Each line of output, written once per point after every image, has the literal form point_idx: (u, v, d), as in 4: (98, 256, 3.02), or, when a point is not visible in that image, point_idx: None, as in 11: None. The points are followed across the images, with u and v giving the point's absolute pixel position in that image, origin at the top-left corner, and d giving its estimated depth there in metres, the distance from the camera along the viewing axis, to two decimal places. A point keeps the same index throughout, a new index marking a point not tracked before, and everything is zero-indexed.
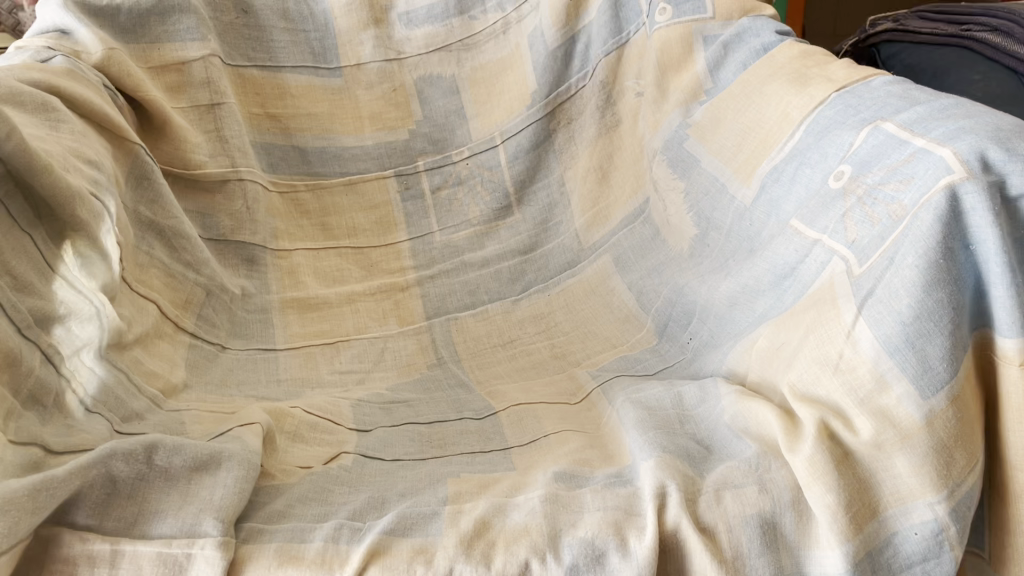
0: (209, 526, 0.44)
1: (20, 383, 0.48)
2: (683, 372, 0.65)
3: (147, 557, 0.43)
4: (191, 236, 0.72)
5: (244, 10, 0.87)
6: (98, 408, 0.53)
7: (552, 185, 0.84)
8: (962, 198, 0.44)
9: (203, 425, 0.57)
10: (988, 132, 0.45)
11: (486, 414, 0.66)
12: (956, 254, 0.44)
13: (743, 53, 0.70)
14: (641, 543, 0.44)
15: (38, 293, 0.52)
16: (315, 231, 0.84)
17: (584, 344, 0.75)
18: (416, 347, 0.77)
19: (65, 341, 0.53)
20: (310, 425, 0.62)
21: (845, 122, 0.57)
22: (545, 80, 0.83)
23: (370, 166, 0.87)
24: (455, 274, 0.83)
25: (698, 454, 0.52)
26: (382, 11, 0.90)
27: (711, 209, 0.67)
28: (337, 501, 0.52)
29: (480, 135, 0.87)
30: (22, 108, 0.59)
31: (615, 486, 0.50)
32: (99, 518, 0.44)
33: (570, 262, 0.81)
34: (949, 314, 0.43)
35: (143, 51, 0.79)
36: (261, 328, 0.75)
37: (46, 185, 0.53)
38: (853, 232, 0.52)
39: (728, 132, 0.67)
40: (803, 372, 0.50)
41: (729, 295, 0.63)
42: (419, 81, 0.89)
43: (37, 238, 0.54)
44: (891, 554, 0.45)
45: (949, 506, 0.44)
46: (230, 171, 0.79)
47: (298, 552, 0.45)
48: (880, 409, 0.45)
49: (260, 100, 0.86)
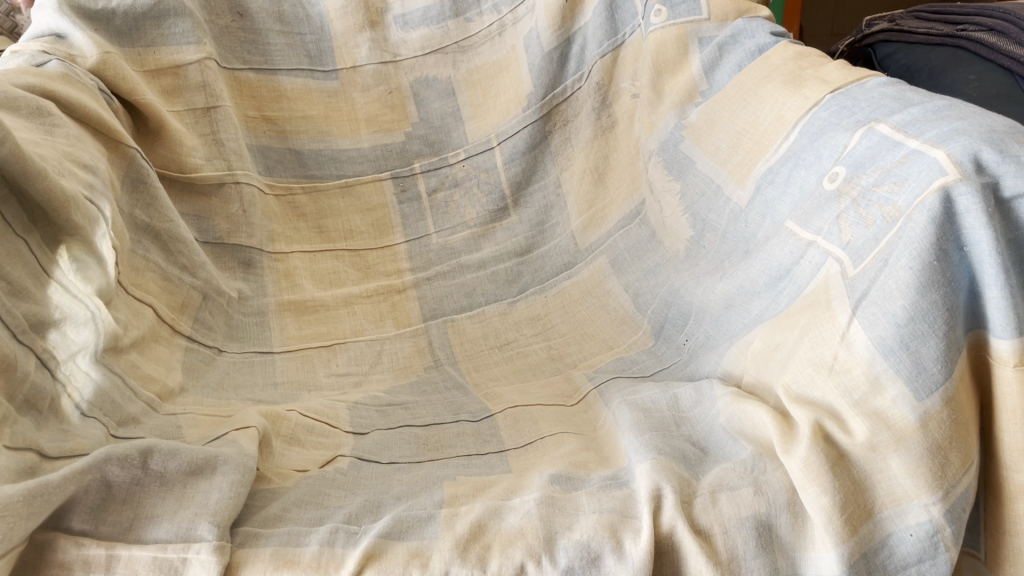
0: (204, 531, 0.44)
1: (16, 389, 0.48)
2: (680, 373, 0.65)
3: (142, 562, 0.43)
4: (188, 239, 0.72)
5: (240, 13, 0.87)
6: (93, 412, 0.53)
7: (548, 187, 0.84)
8: (956, 199, 0.44)
9: (200, 429, 0.57)
10: (983, 134, 0.45)
11: (483, 416, 0.66)
12: (950, 255, 0.44)
13: (738, 54, 0.70)
14: (636, 545, 0.44)
15: (32, 298, 0.52)
16: (312, 234, 0.84)
17: (581, 346, 0.75)
18: (412, 349, 0.77)
19: (61, 346, 0.53)
20: (307, 428, 0.62)
21: (840, 123, 0.57)
22: (541, 82, 0.83)
23: (366, 168, 0.87)
24: (451, 276, 0.83)
25: (693, 456, 0.52)
26: (378, 13, 0.90)
27: (707, 210, 0.67)
28: (333, 505, 0.52)
29: (476, 137, 0.87)
30: (16, 113, 0.59)
31: (611, 489, 0.50)
32: (95, 522, 0.44)
33: (566, 264, 0.81)
34: (943, 315, 0.43)
35: (138, 55, 0.79)
36: (258, 331, 0.75)
37: (40, 190, 0.53)
38: (848, 234, 0.52)
39: (724, 133, 0.67)
40: (798, 374, 0.50)
41: (725, 296, 0.63)
42: (415, 83, 0.89)
43: (32, 243, 0.54)
44: (886, 555, 0.45)
45: (944, 507, 0.44)
46: (226, 174, 0.79)
47: (294, 555, 0.45)
48: (875, 411, 0.45)
49: (256, 103, 0.86)
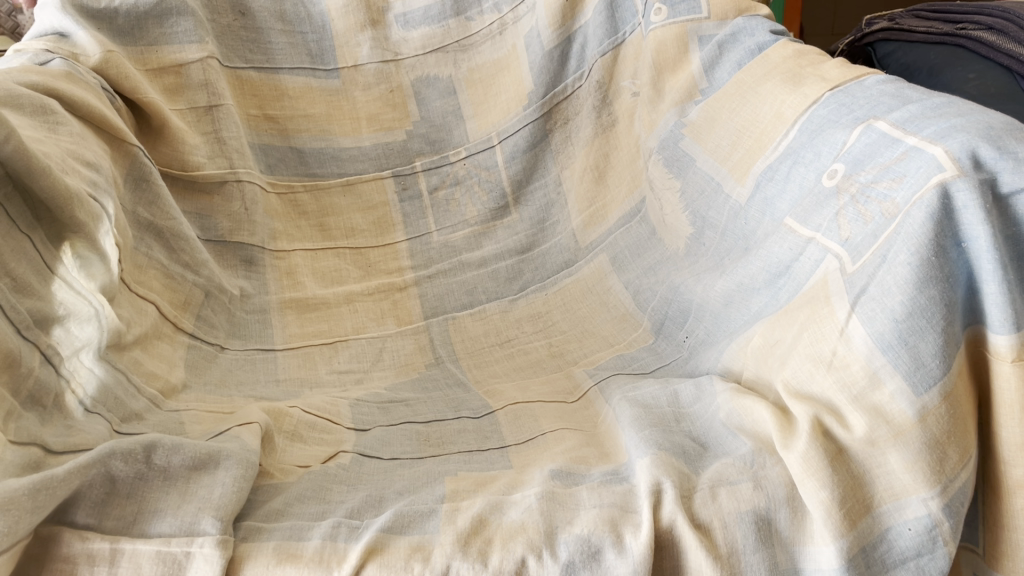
0: (208, 525, 0.45)
1: (20, 384, 0.48)
2: (680, 370, 0.66)
3: (146, 556, 0.44)
4: (190, 237, 0.72)
5: (242, 12, 0.88)
6: (97, 408, 0.53)
7: (548, 185, 0.85)
8: (954, 196, 0.44)
9: (203, 425, 0.58)
10: (980, 131, 0.46)
11: (484, 413, 0.66)
12: (948, 251, 0.44)
13: (738, 53, 0.70)
14: (637, 539, 0.45)
15: (37, 294, 0.53)
16: (313, 232, 0.84)
17: (581, 343, 0.76)
18: (414, 347, 0.78)
19: (65, 342, 0.54)
20: (309, 425, 0.62)
21: (838, 121, 0.57)
22: (541, 81, 0.83)
23: (367, 166, 0.87)
24: (452, 274, 0.83)
25: (693, 451, 0.52)
26: (379, 12, 0.90)
27: (707, 208, 0.68)
28: (335, 500, 0.52)
29: (477, 135, 0.87)
30: (21, 111, 0.60)
31: (611, 484, 0.50)
32: (99, 517, 0.45)
33: (567, 262, 0.82)
34: (941, 311, 0.44)
35: (141, 53, 0.80)
36: (259, 329, 0.75)
37: (45, 187, 0.53)
38: (847, 230, 0.52)
39: (724, 131, 0.67)
40: (798, 369, 0.50)
41: (725, 293, 0.63)
42: (416, 82, 0.89)
43: (36, 240, 0.55)
44: (885, 549, 0.45)
45: (943, 502, 0.44)
46: (228, 173, 0.79)
47: (297, 550, 0.45)
48: (874, 406, 0.46)
49: (258, 102, 0.87)
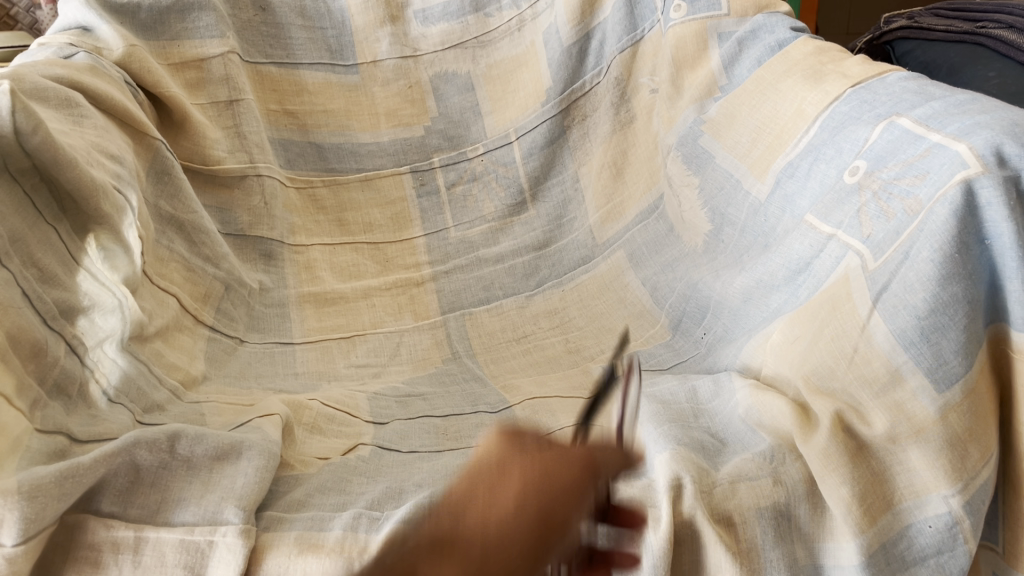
0: (231, 514, 0.45)
1: (47, 373, 0.49)
2: (697, 366, 0.66)
3: (170, 545, 0.44)
4: (211, 231, 0.73)
5: (262, 7, 0.88)
6: (120, 398, 0.54)
7: (565, 182, 0.85)
8: (979, 193, 0.44)
9: (223, 417, 0.58)
10: (1005, 127, 0.45)
11: (502, 407, 0.67)
12: (972, 248, 0.44)
13: (759, 49, 0.69)
14: (656, 534, 0.44)
15: (62, 285, 0.53)
16: (331, 227, 0.85)
17: (597, 340, 0.76)
18: (431, 342, 0.78)
19: (89, 332, 0.54)
20: (328, 417, 0.63)
21: (861, 117, 0.57)
22: (560, 77, 0.83)
23: (385, 162, 0.88)
24: (469, 269, 0.83)
25: (712, 447, 0.52)
26: (398, 8, 0.90)
27: (726, 205, 0.68)
28: (355, 491, 0.53)
29: (495, 132, 0.87)
30: (46, 103, 0.61)
31: (630, 479, 0.51)
32: (123, 505, 0.45)
33: (584, 258, 0.82)
34: (964, 308, 0.44)
35: (163, 48, 0.81)
36: (278, 323, 0.76)
37: (72, 178, 0.54)
38: (869, 227, 0.52)
39: (744, 127, 0.67)
40: (818, 364, 0.50)
41: (744, 290, 0.63)
42: (434, 78, 0.90)
43: (61, 231, 0.55)
44: (906, 546, 0.45)
45: (963, 500, 0.44)
46: (248, 167, 0.80)
47: (318, 540, 0.45)
48: (896, 402, 0.45)
49: (278, 97, 0.87)
